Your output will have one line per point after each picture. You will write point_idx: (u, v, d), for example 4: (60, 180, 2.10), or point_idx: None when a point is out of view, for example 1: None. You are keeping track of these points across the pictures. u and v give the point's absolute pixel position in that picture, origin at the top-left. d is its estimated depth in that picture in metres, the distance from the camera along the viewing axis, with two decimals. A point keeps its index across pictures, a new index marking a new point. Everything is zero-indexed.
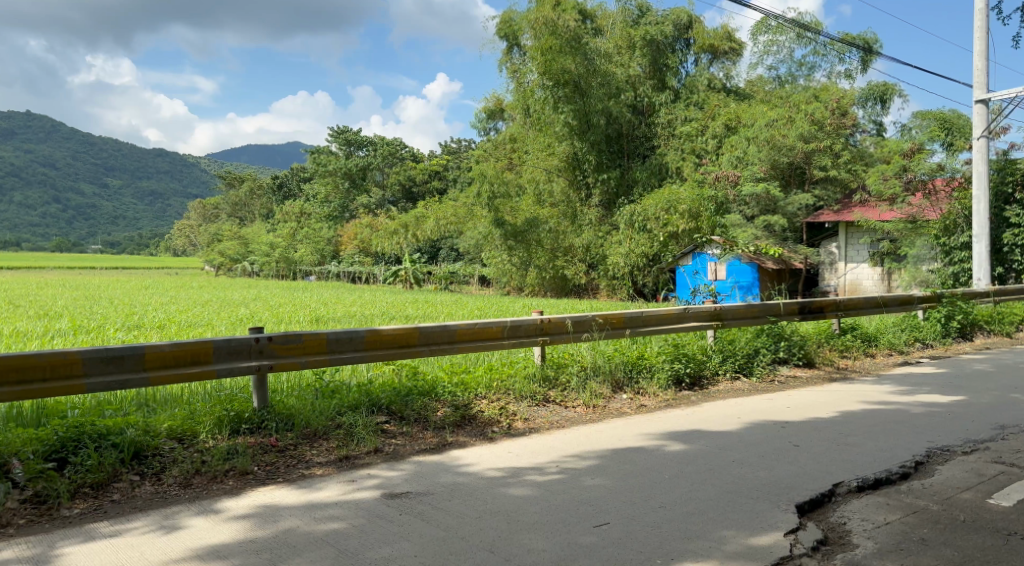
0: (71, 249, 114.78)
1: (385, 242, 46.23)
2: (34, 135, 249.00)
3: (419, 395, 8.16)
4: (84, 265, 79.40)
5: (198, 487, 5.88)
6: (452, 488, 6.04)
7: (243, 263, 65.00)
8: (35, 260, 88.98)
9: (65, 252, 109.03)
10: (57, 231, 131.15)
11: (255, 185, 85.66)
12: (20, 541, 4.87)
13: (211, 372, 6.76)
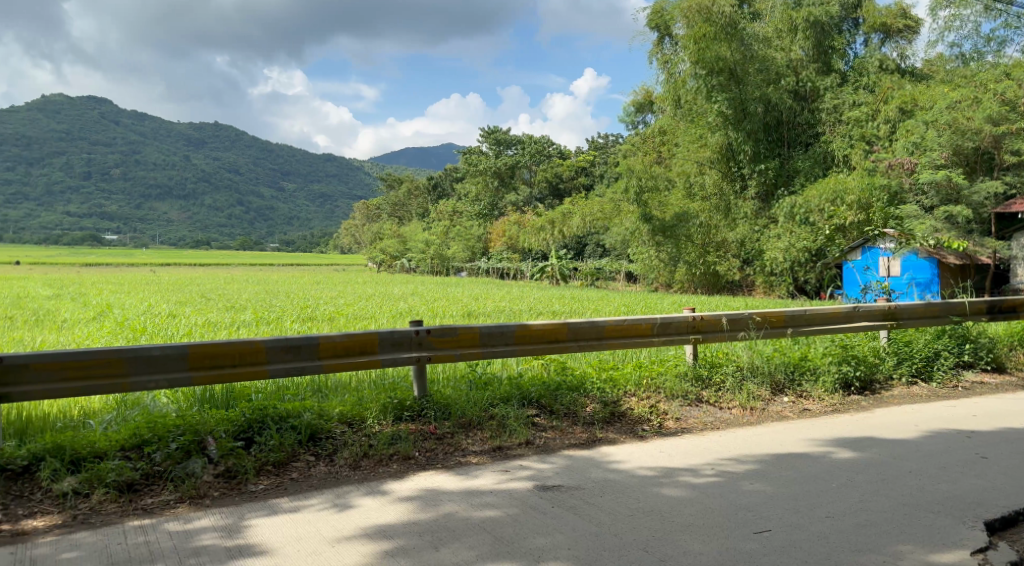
0: (249, 246, 124.54)
1: (532, 238, 46.90)
2: (218, 143, 271.99)
3: (568, 390, 8.20)
4: (261, 263, 86.16)
5: (366, 469, 6.19)
6: (604, 484, 6.03)
7: (400, 260, 68.14)
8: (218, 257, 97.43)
9: (244, 250, 118.52)
10: (239, 231, 142.74)
11: (413, 186, 89.43)
12: (216, 510, 5.29)
13: (377, 362, 7.10)
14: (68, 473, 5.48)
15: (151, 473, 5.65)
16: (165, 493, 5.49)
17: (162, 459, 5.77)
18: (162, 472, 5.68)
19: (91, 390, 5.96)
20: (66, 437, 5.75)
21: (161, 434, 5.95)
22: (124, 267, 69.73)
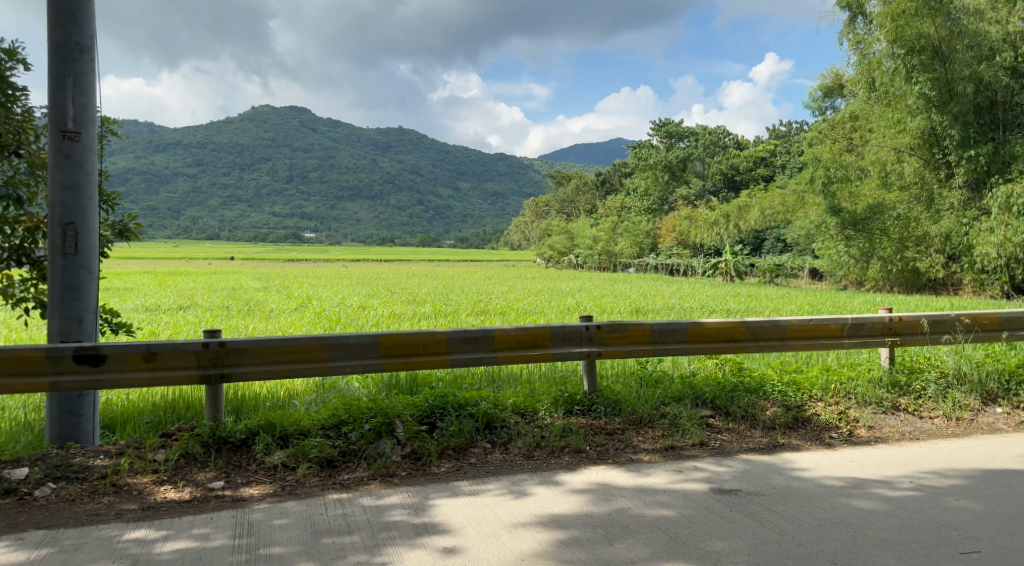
0: (425, 243, 129.93)
1: (706, 233, 45.74)
2: (397, 145, 286.15)
3: (745, 392, 7.96)
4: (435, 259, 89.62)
5: (539, 459, 6.32)
6: (786, 491, 5.82)
7: (570, 256, 68.64)
8: (396, 253, 102.49)
9: (422, 246, 123.89)
10: (417, 228, 149.32)
11: (582, 182, 89.80)
12: (403, 489, 5.58)
13: (549, 356, 7.18)
14: (277, 447, 5.98)
15: (347, 451, 6.06)
16: (359, 470, 5.86)
17: (356, 438, 6.18)
18: (356, 451, 6.07)
19: (297, 371, 6.26)
20: (274, 416, 6.29)
21: (355, 416, 6.41)
22: (315, 263, 75.09)
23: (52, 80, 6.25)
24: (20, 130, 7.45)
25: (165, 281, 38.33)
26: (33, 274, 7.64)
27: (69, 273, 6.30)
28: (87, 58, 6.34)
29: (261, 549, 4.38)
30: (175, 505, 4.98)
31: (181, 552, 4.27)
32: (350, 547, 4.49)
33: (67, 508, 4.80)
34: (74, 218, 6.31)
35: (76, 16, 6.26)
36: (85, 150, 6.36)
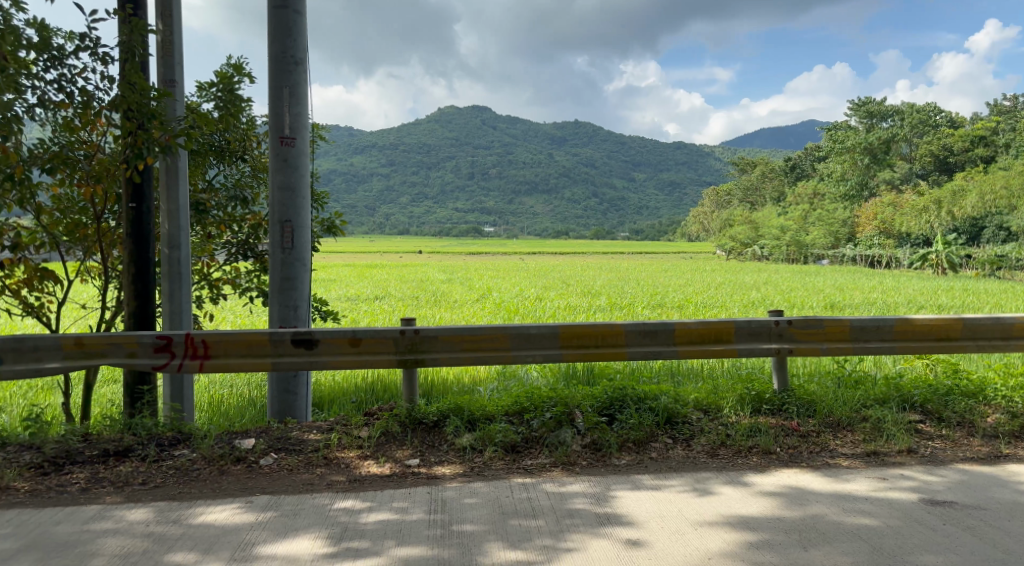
0: (605, 235, 130.13)
1: (913, 221, 42.52)
2: (577, 137, 288.03)
3: (962, 396, 7.36)
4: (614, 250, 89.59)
5: (724, 458, 6.09)
6: (1011, 506, 5.26)
7: (754, 247, 66.24)
8: (576, 245, 103.54)
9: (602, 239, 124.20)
10: (597, 220, 149.81)
11: (768, 168, 86.44)
12: (586, 478, 5.58)
13: (735, 352, 6.69)
14: (466, 431, 6.26)
15: (530, 437, 6.21)
16: (542, 457, 5.97)
17: (539, 426, 6.31)
18: (539, 437, 6.20)
19: (481, 360, 6.32)
20: (462, 401, 6.59)
21: (537, 404, 6.58)
22: (496, 254, 77.60)
23: (271, 90, 6.90)
24: (246, 137, 8.36)
25: (360, 272, 41.21)
26: (257, 266, 8.60)
27: (286, 265, 6.94)
28: (300, 69, 6.95)
29: (455, 525, 4.58)
30: (377, 479, 5.38)
31: (382, 523, 4.54)
32: (538, 531, 4.59)
33: (286, 476, 5.32)
34: (291, 216, 6.95)
35: (291, 31, 6.89)
36: (299, 153, 6.97)
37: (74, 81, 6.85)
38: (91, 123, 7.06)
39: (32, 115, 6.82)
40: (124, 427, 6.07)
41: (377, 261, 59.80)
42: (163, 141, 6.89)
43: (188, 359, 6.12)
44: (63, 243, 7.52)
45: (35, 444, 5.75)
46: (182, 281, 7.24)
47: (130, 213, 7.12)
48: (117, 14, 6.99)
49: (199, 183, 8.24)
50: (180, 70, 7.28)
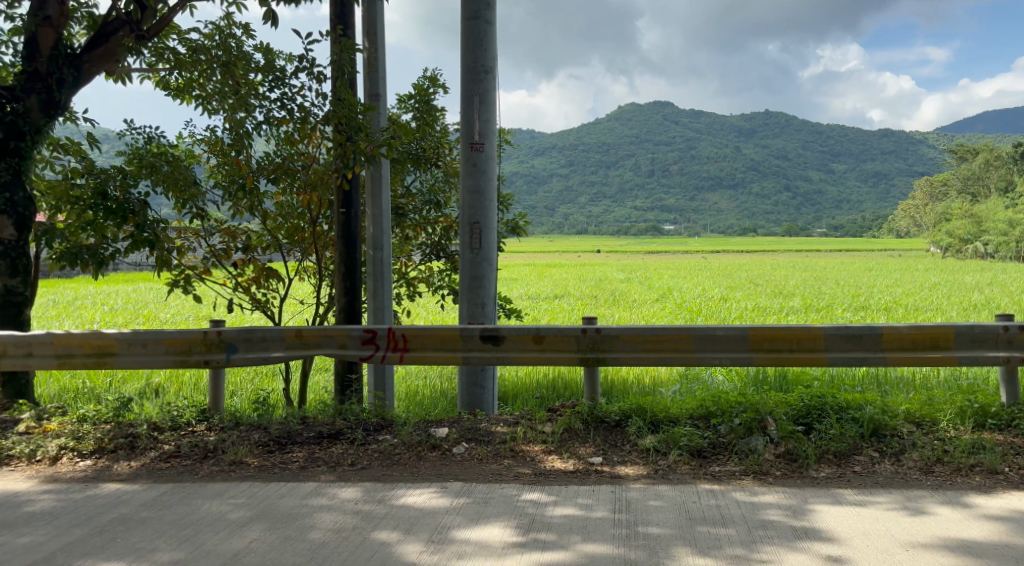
0: (801, 232, 123.78)
1: None
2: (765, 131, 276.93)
3: None
4: (812, 249, 85.28)
5: (941, 477, 5.41)
6: None
7: (975, 244, 60.61)
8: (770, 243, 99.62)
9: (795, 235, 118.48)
10: (790, 216, 142.93)
11: (991, 156, 78.71)
12: (779, 489, 5.16)
13: (954, 360, 6.13)
14: (649, 432, 6.18)
15: (717, 443, 5.95)
16: (730, 464, 5.67)
17: (727, 432, 6.05)
18: (727, 444, 5.93)
19: (663, 360, 6.23)
20: (645, 402, 6.56)
21: (725, 409, 6.35)
22: (687, 254, 76.58)
23: (463, 98, 7.27)
24: (439, 144, 8.86)
25: (545, 272, 42.05)
26: (449, 266, 9.14)
27: (475, 265, 7.27)
28: (490, 77, 7.25)
29: (641, 527, 4.44)
30: (563, 474, 5.48)
31: (567, 517, 4.57)
32: (728, 536, 4.31)
33: (477, 466, 5.59)
34: (479, 218, 7.27)
35: (482, 41, 7.20)
36: (488, 158, 7.28)
37: (294, 99, 7.62)
38: (307, 137, 7.75)
39: (259, 131, 7.72)
40: (336, 412, 6.70)
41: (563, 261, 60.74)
42: (369, 151, 7.44)
43: (390, 352, 6.59)
44: (283, 245, 8.35)
45: (263, 424, 6.47)
46: (384, 280, 7.78)
47: (341, 219, 7.79)
48: (330, 35, 7.69)
49: (399, 189, 8.86)
50: (383, 84, 7.84)
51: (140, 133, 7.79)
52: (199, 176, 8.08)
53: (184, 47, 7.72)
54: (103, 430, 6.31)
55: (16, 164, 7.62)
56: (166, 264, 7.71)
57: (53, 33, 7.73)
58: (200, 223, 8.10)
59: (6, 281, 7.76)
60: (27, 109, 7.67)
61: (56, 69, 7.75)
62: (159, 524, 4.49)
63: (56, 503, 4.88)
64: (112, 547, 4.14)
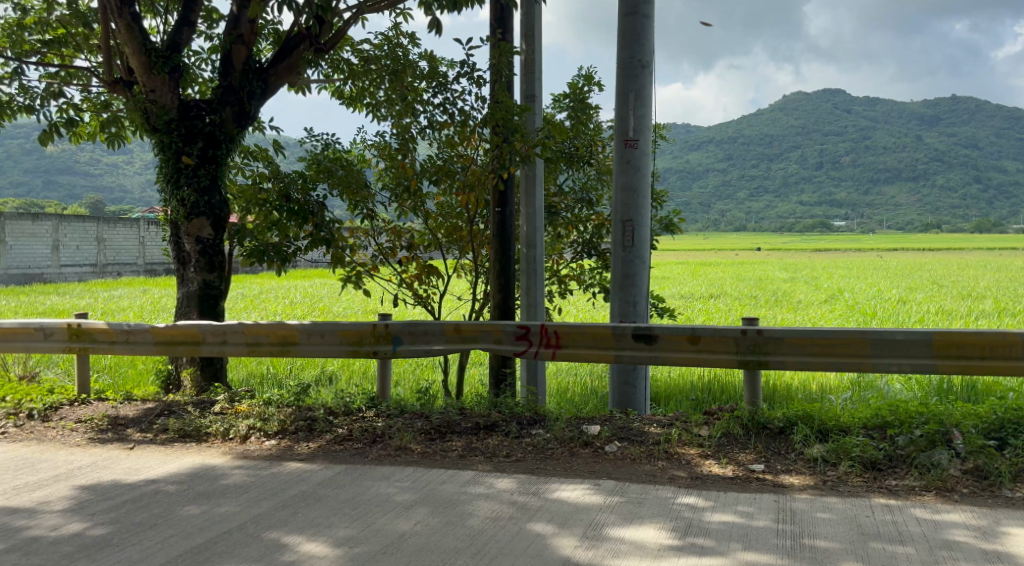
0: (992, 228, 113.32)
1: None
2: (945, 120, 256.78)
3: None
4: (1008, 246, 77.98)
5: None
6: None
7: None
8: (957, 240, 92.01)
9: (984, 231, 108.90)
10: (977, 211, 131.51)
11: None
12: (966, 508, 4.69)
13: None
14: (816, 441, 5.84)
15: (895, 456, 5.50)
16: (909, 479, 5.22)
17: (906, 444, 5.57)
18: (907, 457, 5.45)
19: (833, 366, 5.93)
20: (812, 408, 6.20)
21: (904, 420, 5.85)
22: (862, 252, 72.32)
23: (618, 95, 7.31)
24: (592, 141, 8.93)
25: (700, 270, 41.08)
26: (600, 264, 9.19)
27: (627, 263, 7.30)
28: (646, 72, 7.25)
29: (806, 539, 4.20)
30: (721, 479, 5.30)
31: (728, 524, 4.42)
32: (907, 556, 3.97)
33: (630, 466, 5.60)
34: (633, 215, 7.28)
35: (639, 36, 7.20)
36: (642, 155, 7.29)
37: (455, 103, 7.96)
38: (467, 139, 8.14)
39: (422, 136, 8.15)
40: (491, 405, 6.94)
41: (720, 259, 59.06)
42: (523, 152, 7.65)
43: (542, 347, 6.70)
44: (443, 243, 8.70)
45: (425, 413, 6.80)
46: (537, 277, 7.97)
47: (496, 217, 8.03)
48: (489, 40, 7.98)
49: (551, 188, 9.01)
50: (540, 85, 8.02)
51: (317, 140, 8.37)
52: (368, 179, 8.58)
53: (357, 58, 8.27)
54: (285, 413, 6.87)
55: (214, 171, 8.46)
56: (341, 261, 8.36)
57: (245, 50, 8.50)
58: (370, 223, 8.58)
59: (205, 276, 8.61)
60: (223, 120, 8.48)
61: (246, 83, 8.56)
62: (334, 502, 4.86)
63: (246, 477, 5.39)
64: (294, 521, 4.52)
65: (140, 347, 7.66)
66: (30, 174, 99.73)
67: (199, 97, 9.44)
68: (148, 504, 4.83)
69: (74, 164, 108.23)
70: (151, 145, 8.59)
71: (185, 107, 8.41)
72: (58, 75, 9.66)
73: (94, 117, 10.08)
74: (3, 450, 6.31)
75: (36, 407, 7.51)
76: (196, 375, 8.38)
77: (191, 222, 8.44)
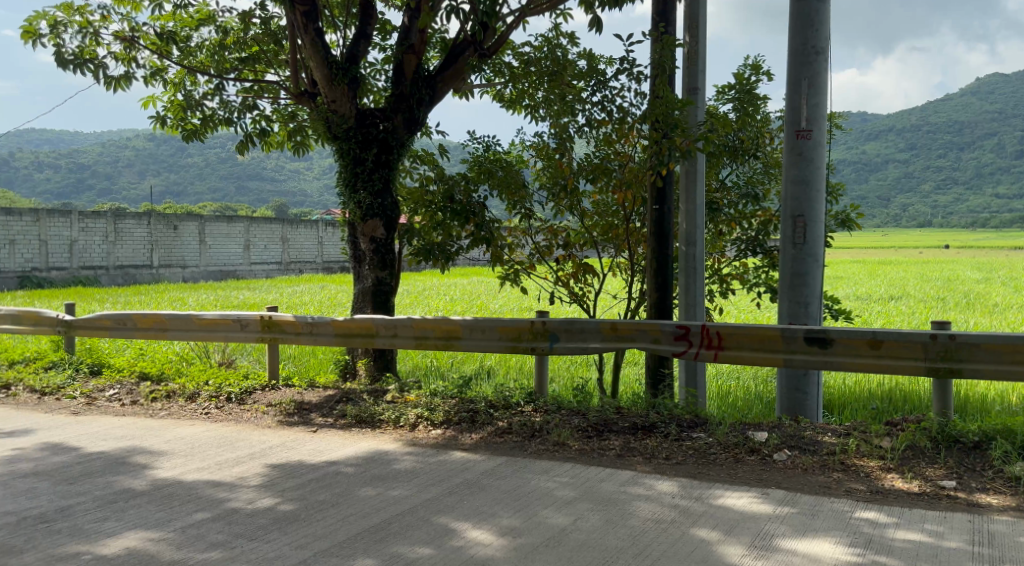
0: None
1: None
2: None
3: None
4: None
5: None
6: None
7: None
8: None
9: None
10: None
11: None
12: None
13: None
14: (1018, 458, 5.39)
15: None
16: None
17: None
18: None
19: None
20: (1013, 421, 5.72)
21: None
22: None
23: (790, 83, 7.05)
24: (759, 134, 8.70)
25: (877, 270, 38.55)
26: (765, 262, 8.91)
27: (797, 261, 7.04)
28: (821, 59, 6.95)
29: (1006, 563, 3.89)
30: (904, 495, 5.00)
31: (914, 542, 4.16)
32: None
33: (802, 476, 5.41)
34: (804, 210, 7.01)
35: (814, 20, 6.92)
36: (815, 146, 7.01)
37: (615, 100, 7.98)
38: (625, 136, 8.13)
39: (581, 134, 8.23)
40: (649, 405, 6.92)
41: (900, 257, 55.09)
42: (684, 147, 7.55)
43: (704, 348, 6.59)
44: (599, 242, 8.74)
45: (582, 410, 6.89)
46: (697, 276, 7.84)
47: (654, 215, 7.94)
48: (652, 35, 7.92)
49: (714, 183, 8.83)
50: (703, 78, 7.88)
51: (480, 142, 8.64)
52: (527, 178, 8.76)
53: (518, 60, 8.46)
54: (450, 404, 7.18)
55: (386, 175, 8.97)
56: (499, 259, 8.60)
57: (415, 59, 8.94)
58: (526, 222, 8.76)
59: (378, 273, 9.12)
60: (395, 127, 8.97)
61: (416, 91, 9.01)
62: (497, 492, 5.04)
63: (416, 463, 5.69)
64: (461, 507, 4.73)
65: (321, 338, 8.23)
66: (223, 179, 109.07)
67: (373, 105, 10.02)
68: (330, 483, 5.22)
69: (260, 169, 117.18)
70: (331, 152, 9.21)
71: (361, 116, 8.95)
72: (252, 90, 10.55)
73: (282, 127, 10.93)
74: (206, 428, 7.00)
75: (234, 391, 8.27)
76: (370, 364, 8.94)
77: (366, 223, 9.01)
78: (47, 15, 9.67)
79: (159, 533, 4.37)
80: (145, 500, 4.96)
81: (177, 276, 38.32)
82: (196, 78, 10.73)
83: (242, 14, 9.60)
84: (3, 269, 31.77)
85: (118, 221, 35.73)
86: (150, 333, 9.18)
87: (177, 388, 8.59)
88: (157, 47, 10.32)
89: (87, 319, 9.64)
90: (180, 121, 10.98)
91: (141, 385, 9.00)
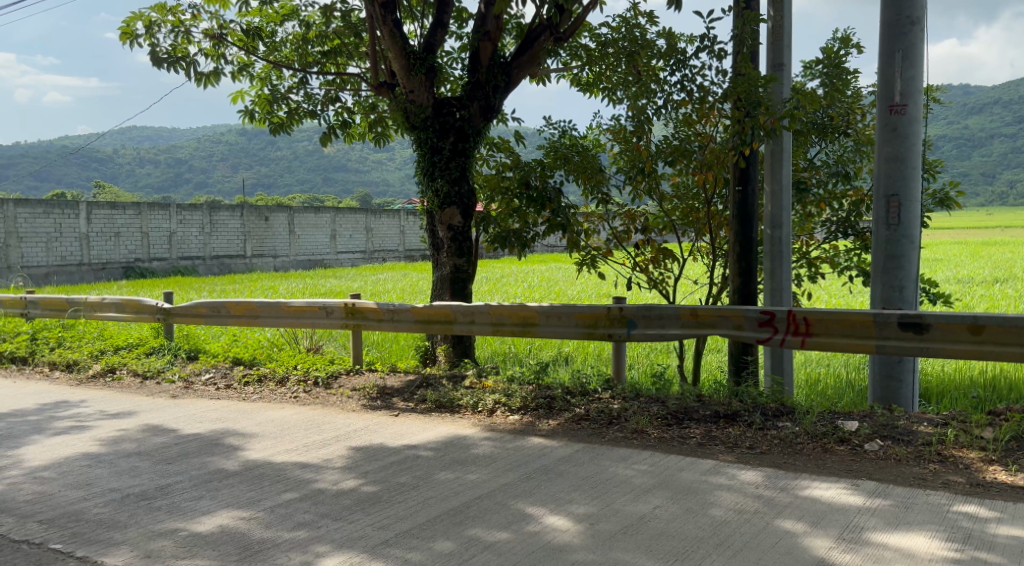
0: None
1: None
2: None
3: None
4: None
5: None
6: None
7: None
8: None
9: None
10: None
11: None
12: None
13: None
14: None
15: None
16: None
17: None
18: None
19: None
20: None
21: None
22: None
23: (882, 56, 6.73)
24: (850, 110, 8.34)
25: (984, 251, 36.46)
26: (857, 245, 8.56)
27: (892, 243, 6.73)
28: (917, 29, 6.59)
29: None
30: (1008, 488, 4.73)
31: (1018, 539, 3.93)
32: None
33: (895, 467, 5.18)
34: (898, 190, 6.69)
35: None
36: (911, 121, 6.66)
37: (694, 79, 7.78)
38: (706, 116, 7.94)
39: (659, 116, 8.08)
40: (732, 393, 6.76)
41: (1007, 238, 51.96)
42: (768, 125, 7.29)
43: (790, 335, 6.36)
44: (678, 226, 8.58)
45: (660, 398, 6.77)
46: (782, 260, 7.58)
47: (737, 196, 7.70)
48: (733, 10, 7.69)
49: (801, 162, 8.52)
50: (788, 53, 7.61)
51: (556, 127, 8.59)
52: (604, 163, 8.65)
53: (594, 42, 8.35)
54: (528, 390, 7.18)
55: (464, 163, 9.01)
56: (576, 245, 8.53)
57: (491, 46, 8.94)
58: (604, 208, 8.65)
59: (455, 260, 9.19)
60: (471, 115, 8.99)
61: (492, 77, 9.02)
62: (575, 478, 5.01)
63: (494, 448, 5.72)
64: (538, 493, 4.72)
65: (402, 324, 8.36)
66: (311, 172, 112.03)
67: (450, 94, 10.10)
68: (411, 466, 5.30)
69: (345, 161, 119.76)
70: (409, 141, 9.32)
71: (438, 104, 9.01)
72: (334, 83, 10.77)
73: (363, 119, 11.14)
74: (294, 411, 7.22)
75: (320, 375, 8.50)
76: (449, 351, 9.01)
77: (444, 212, 9.09)
78: (143, 15, 10.06)
79: (250, 512, 4.52)
80: (237, 480, 5.15)
81: (268, 266, 39.74)
82: (281, 73, 11.01)
83: (323, 8, 9.78)
84: (109, 260, 33.55)
85: (213, 213, 37.22)
86: (242, 320, 9.53)
87: (267, 372, 8.90)
88: (244, 44, 10.61)
89: (184, 307, 10.07)
90: (268, 114, 11.27)
91: (233, 370, 9.35)
